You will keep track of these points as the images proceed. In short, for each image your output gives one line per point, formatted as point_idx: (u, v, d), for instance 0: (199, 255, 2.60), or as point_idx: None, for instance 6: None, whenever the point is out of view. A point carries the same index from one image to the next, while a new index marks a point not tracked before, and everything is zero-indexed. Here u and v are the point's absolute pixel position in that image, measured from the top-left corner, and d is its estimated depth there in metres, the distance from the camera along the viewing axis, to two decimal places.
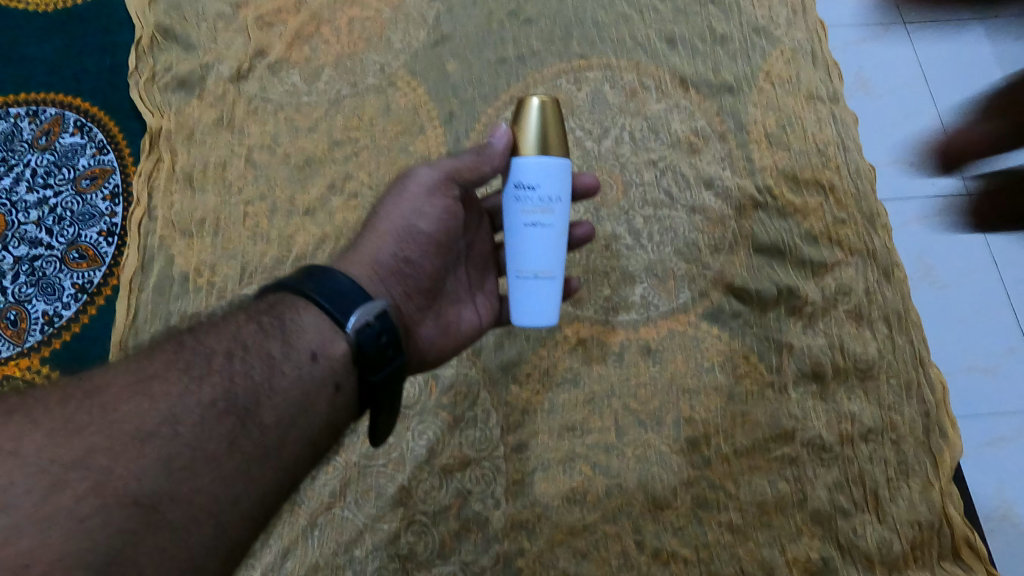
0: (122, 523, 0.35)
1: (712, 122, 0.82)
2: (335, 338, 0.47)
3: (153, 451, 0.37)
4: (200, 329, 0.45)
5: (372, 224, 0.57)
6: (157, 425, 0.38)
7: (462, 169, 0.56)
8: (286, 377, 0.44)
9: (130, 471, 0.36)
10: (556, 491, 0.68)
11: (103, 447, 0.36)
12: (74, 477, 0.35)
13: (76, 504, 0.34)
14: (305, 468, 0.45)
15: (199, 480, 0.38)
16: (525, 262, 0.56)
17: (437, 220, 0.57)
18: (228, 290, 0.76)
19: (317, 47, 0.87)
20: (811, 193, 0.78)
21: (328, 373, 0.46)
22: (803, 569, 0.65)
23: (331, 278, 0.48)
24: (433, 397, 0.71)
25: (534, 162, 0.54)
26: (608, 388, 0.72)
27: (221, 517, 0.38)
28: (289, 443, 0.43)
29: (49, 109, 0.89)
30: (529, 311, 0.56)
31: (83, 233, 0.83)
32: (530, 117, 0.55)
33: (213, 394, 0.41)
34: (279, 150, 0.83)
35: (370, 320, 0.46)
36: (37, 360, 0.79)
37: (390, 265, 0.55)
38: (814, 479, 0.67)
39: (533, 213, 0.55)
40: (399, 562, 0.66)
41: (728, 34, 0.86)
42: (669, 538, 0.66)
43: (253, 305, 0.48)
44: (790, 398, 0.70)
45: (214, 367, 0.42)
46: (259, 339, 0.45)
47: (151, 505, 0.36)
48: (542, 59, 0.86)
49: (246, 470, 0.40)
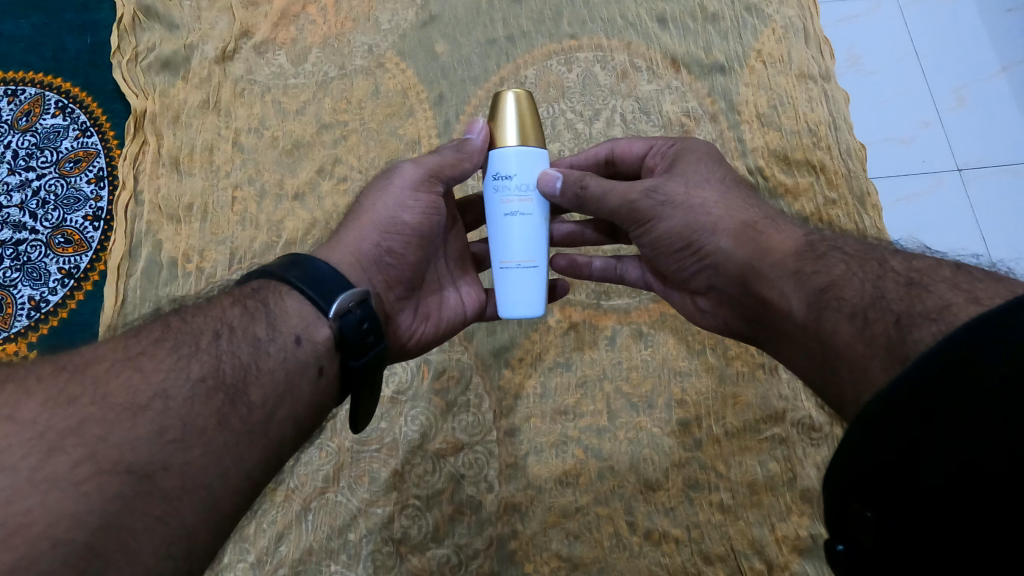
0: (117, 489, 0.34)
1: (703, 102, 0.82)
2: (318, 323, 0.47)
3: (146, 422, 0.37)
4: (187, 311, 0.45)
5: (356, 214, 0.56)
6: (149, 399, 0.38)
7: (444, 168, 0.57)
8: (271, 359, 0.44)
9: (125, 439, 0.35)
10: (549, 474, 0.68)
11: (97, 416, 0.36)
12: (71, 443, 0.34)
13: (74, 469, 0.33)
14: (291, 449, 0.45)
15: (190, 453, 0.37)
16: (507, 252, 0.55)
17: (421, 214, 0.56)
18: (218, 276, 0.75)
19: (304, 27, 0.86)
20: (803, 173, 0.79)
21: (312, 356, 0.46)
22: (793, 547, 0.64)
23: (312, 265, 0.48)
24: (425, 380, 0.72)
25: (513, 152, 0.54)
26: (601, 372, 0.72)
27: (213, 488, 0.38)
28: (277, 421, 0.43)
29: (28, 89, 0.88)
30: (511, 302, 0.56)
31: (69, 216, 0.82)
32: (507, 110, 0.55)
33: (202, 370, 0.41)
34: (267, 133, 0.82)
35: (350, 305, 0.47)
36: (24, 346, 0.77)
37: (371, 254, 0.54)
38: (803, 458, 0.68)
39: (511, 202, 0.55)
40: (392, 546, 0.65)
41: (720, 13, 0.86)
42: (661, 518, 0.66)
43: (237, 290, 0.47)
44: (780, 378, 0.71)
45: (202, 345, 0.42)
46: (245, 322, 0.45)
47: (144, 474, 0.35)
48: (532, 40, 0.85)
49: (236, 445, 0.40)
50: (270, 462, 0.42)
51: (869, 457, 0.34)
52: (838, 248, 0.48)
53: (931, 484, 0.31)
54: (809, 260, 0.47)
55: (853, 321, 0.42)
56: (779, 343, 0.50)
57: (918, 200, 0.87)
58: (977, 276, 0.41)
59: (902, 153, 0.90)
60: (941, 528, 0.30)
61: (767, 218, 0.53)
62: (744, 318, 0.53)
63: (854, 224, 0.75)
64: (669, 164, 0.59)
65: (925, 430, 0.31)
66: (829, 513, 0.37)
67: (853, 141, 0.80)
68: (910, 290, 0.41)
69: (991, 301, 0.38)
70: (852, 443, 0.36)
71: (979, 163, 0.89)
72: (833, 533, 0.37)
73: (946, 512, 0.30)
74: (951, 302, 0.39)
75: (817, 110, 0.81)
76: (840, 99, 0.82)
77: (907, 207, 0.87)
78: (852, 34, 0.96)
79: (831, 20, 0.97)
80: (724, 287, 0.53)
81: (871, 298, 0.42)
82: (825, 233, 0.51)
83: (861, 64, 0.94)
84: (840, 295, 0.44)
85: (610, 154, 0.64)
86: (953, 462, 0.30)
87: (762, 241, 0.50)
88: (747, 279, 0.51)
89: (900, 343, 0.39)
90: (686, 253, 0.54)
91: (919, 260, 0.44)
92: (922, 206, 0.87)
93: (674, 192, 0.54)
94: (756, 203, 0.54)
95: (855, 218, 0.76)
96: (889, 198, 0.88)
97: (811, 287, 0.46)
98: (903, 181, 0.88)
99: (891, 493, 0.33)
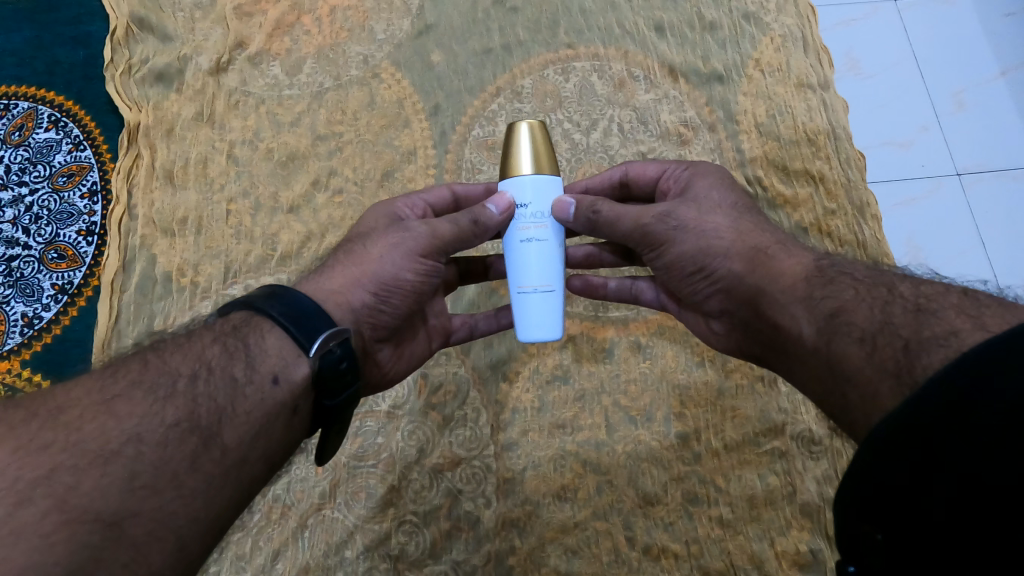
0: (85, 537, 0.33)
1: (701, 112, 0.81)
2: (297, 360, 0.45)
3: (117, 469, 0.36)
4: (166, 347, 0.44)
5: (357, 257, 0.54)
6: (121, 444, 0.37)
7: (454, 239, 0.55)
8: (247, 400, 0.43)
9: (96, 486, 0.35)
10: (547, 489, 0.68)
11: (68, 464, 0.35)
12: (40, 494, 0.33)
13: (41, 520, 0.32)
14: (260, 486, 0.44)
15: (161, 498, 0.37)
16: (525, 277, 0.55)
17: (423, 276, 0.55)
18: (213, 290, 0.75)
19: (298, 38, 0.86)
20: (802, 183, 0.78)
21: (289, 397, 0.44)
22: (793, 562, 0.64)
23: (294, 299, 0.47)
24: (421, 396, 0.71)
25: (529, 180, 0.54)
26: (598, 386, 0.72)
27: (181, 532, 0.37)
28: (250, 461, 0.42)
29: (21, 103, 0.87)
30: (530, 326, 0.55)
31: (62, 232, 0.81)
32: (521, 140, 0.54)
33: (177, 414, 0.40)
34: (261, 145, 0.81)
35: (331, 345, 0.45)
36: (17, 363, 0.76)
37: (364, 307, 0.52)
38: (803, 472, 0.67)
39: (527, 229, 0.54)
40: (390, 563, 0.65)
41: (717, 21, 0.85)
42: (660, 533, 0.66)
43: (218, 325, 0.46)
44: (780, 391, 0.71)
45: (179, 388, 0.41)
46: (223, 361, 0.44)
47: (113, 521, 0.34)
48: (528, 49, 0.84)
49: (207, 488, 0.39)
50: (241, 502, 0.41)
51: (875, 479, 0.34)
52: (847, 274, 0.47)
53: (940, 502, 0.30)
54: (819, 285, 0.47)
55: (863, 343, 0.42)
56: (789, 365, 0.49)
57: (917, 205, 0.87)
58: (983, 301, 0.40)
59: (901, 157, 0.89)
60: (950, 555, 0.30)
61: (779, 242, 0.52)
62: (755, 340, 0.53)
63: (854, 235, 0.75)
64: (684, 186, 0.58)
65: (928, 453, 0.31)
66: (839, 534, 0.37)
67: (852, 151, 0.79)
68: (919, 316, 0.40)
69: (997, 328, 0.38)
70: (858, 464, 0.36)
71: (979, 167, 0.88)
72: (843, 554, 0.37)
73: (955, 540, 0.29)
74: (957, 328, 0.38)
75: (815, 121, 0.81)
76: (839, 108, 0.81)
77: (908, 211, 0.86)
78: (851, 39, 0.96)
79: (830, 24, 0.97)
80: (737, 310, 0.53)
81: (879, 323, 0.42)
82: (836, 258, 0.50)
83: (860, 69, 0.94)
84: (851, 320, 0.43)
85: (624, 176, 0.63)
86: (959, 492, 0.29)
87: (772, 267, 0.50)
88: (759, 305, 0.50)
89: (908, 369, 0.38)
90: (699, 277, 0.54)
91: (928, 286, 0.43)
92: (921, 211, 0.86)
93: (686, 216, 0.54)
94: (767, 227, 0.54)
95: (854, 228, 0.75)
96: (889, 201, 0.87)
97: (823, 313, 0.45)
98: (903, 186, 0.88)
99: (898, 516, 0.32)
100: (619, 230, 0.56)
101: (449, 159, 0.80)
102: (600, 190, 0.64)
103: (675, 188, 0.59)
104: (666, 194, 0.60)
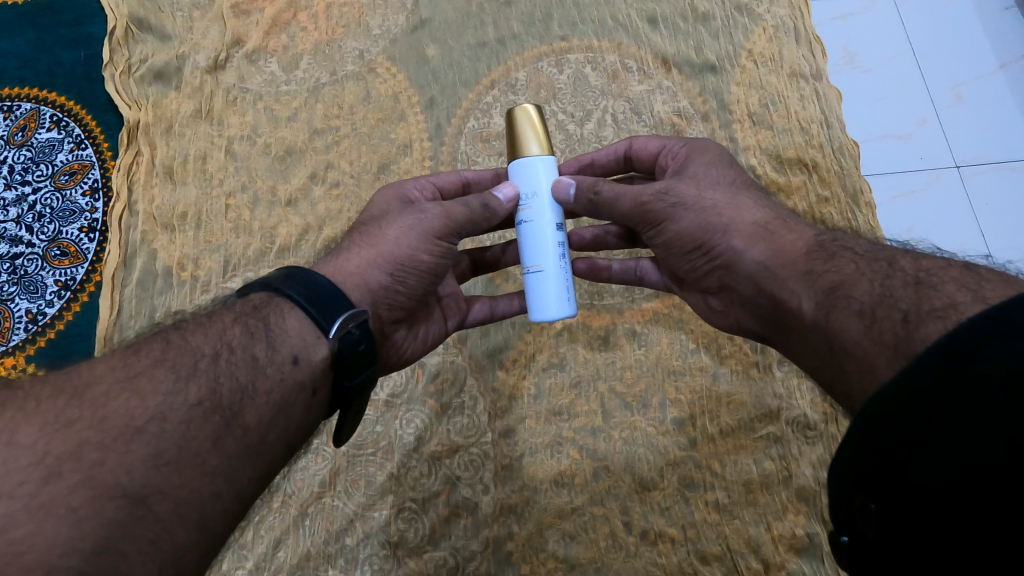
0: (111, 513, 0.34)
1: (694, 102, 0.82)
2: (316, 342, 0.46)
3: (142, 446, 0.37)
4: (188, 327, 0.45)
5: (372, 239, 0.55)
6: (146, 422, 0.37)
7: (467, 223, 0.55)
8: (268, 380, 0.44)
9: (121, 463, 0.35)
10: (545, 475, 0.68)
11: (94, 441, 0.36)
12: (68, 469, 0.34)
13: (69, 494, 0.33)
14: (278, 466, 0.45)
15: (185, 475, 0.37)
16: (525, 258, 0.56)
17: (438, 258, 0.55)
18: (212, 284, 0.76)
19: (295, 34, 0.87)
20: (795, 172, 0.79)
21: (308, 377, 0.45)
22: (789, 546, 0.64)
23: (311, 278, 0.48)
24: (420, 384, 0.72)
25: (526, 163, 0.55)
26: (595, 372, 0.72)
27: (203, 511, 0.38)
28: (268, 442, 0.43)
29: (23, 104, 0.89)
30: (535, 307, 0.56)
31: (65, 229, 0.82)
32: (519, 123, 0.55)
33: (200, 393, 0.40)
34: (259, 140, 0.82)
35: (350, 327, 0.46)
36: (22, 358, 0.78)
37: (381, 287, 0.53)
38: (799, 457, 0.67)
39: (522, 211, 0.56)
40: (389, 549, 0.66)
41: (710, 13, 0.86)
42: (656, 518, 0.66)
43: (239, 305, 0.47)
44: (775, 376, 0.71)
45: (200, 366, 0.42)
46: (245, 341, 0.44)
47: (139, 497, 0.35)
48: (522, 43, 0.85)
49: (228, 468, 0.40)
50: (258, 481, 0.42)
51: (870, 448, 0.34)
52: (848, 249, 0.48)
53: (941, 483, 0.30)
54: (819, 260, 0.48)
55: (861, 318, 0.42)
56: (787, 339, 0.50)
57: (915, 195, 0.87)
58: (985, 276, 0.41)
59: (900, 150, 0.90)
60: (951, 531, 0.30)
61: (777, 218, 0.53)
62: (755, 316, 0.53)
63: (848, 222, 0.75)
64: (682, 161, 0.59)
65: (925, 422, 0.32)
66: (832, 504, 0.38)
67: (845, 140, 0.80)
68: (918, 290, 0.41)
69: (997, 300, 0.38)
70: (851, 435, 0.36)
71: (979, 158, 0.88)
72: (836, 524, 0.37)
73: (949, 509, 0.30)
74: (957, 301, 0.39)
75: (809, 109, 0.81)
76: (832, 98, 0.82)
77: (907, 202, 0.87)
78: (849, 32, 0.97)
79: (826, 19, 0.98)
80: (735, 287, 0.54)
81: (878, 296, 0.42)
82: (838, 233, 0.51)
83: (858, 61, 0.95)
84: (848, 293, 0.44)
85: (626, 151, 0.64)
86: (950, 457, 0.30)
87: (774, 242, 0.51)
88: (759, 281, 0.51)
89: (906, 342, 0.39)
90: (698, 254, 0.55)
91: (928, 260, 0.43)
92: (920, 202, 0.87)
93: (684, 193, 0.55)
94: (766, 204, 0.54)
95: (847, 216, 0.75)
96: (886, 193, 0.88)
97: (822, 287, 0.46)
98: (901, 177, 0.88)
99: (892, 485, 0.33)
100: (618, 207, 0.56)
101: (444, 151, 0.81)
102: (603, 163, 0.66)
103: (676, 159, 0.60)
104: (666, 167, 0.61)
